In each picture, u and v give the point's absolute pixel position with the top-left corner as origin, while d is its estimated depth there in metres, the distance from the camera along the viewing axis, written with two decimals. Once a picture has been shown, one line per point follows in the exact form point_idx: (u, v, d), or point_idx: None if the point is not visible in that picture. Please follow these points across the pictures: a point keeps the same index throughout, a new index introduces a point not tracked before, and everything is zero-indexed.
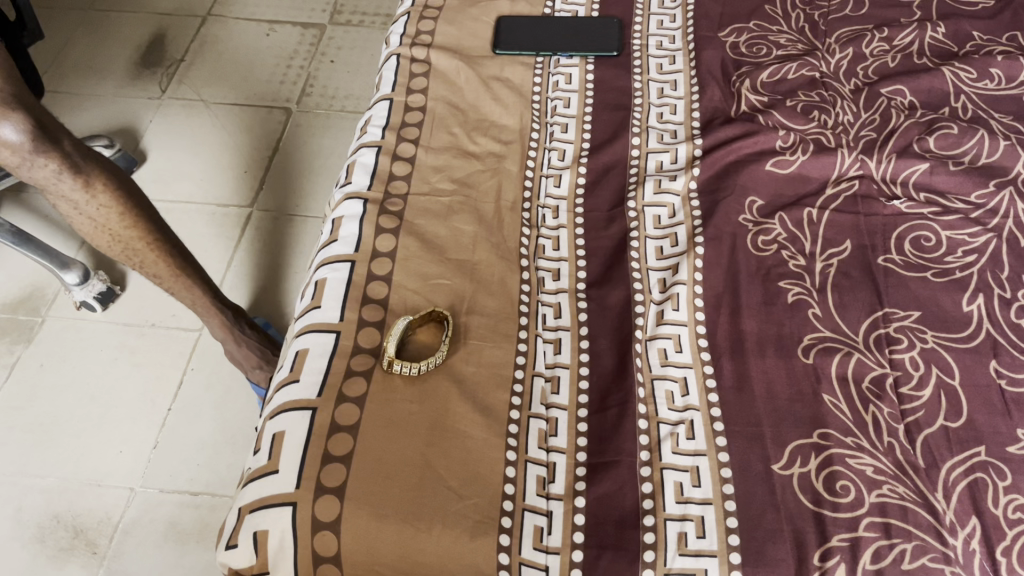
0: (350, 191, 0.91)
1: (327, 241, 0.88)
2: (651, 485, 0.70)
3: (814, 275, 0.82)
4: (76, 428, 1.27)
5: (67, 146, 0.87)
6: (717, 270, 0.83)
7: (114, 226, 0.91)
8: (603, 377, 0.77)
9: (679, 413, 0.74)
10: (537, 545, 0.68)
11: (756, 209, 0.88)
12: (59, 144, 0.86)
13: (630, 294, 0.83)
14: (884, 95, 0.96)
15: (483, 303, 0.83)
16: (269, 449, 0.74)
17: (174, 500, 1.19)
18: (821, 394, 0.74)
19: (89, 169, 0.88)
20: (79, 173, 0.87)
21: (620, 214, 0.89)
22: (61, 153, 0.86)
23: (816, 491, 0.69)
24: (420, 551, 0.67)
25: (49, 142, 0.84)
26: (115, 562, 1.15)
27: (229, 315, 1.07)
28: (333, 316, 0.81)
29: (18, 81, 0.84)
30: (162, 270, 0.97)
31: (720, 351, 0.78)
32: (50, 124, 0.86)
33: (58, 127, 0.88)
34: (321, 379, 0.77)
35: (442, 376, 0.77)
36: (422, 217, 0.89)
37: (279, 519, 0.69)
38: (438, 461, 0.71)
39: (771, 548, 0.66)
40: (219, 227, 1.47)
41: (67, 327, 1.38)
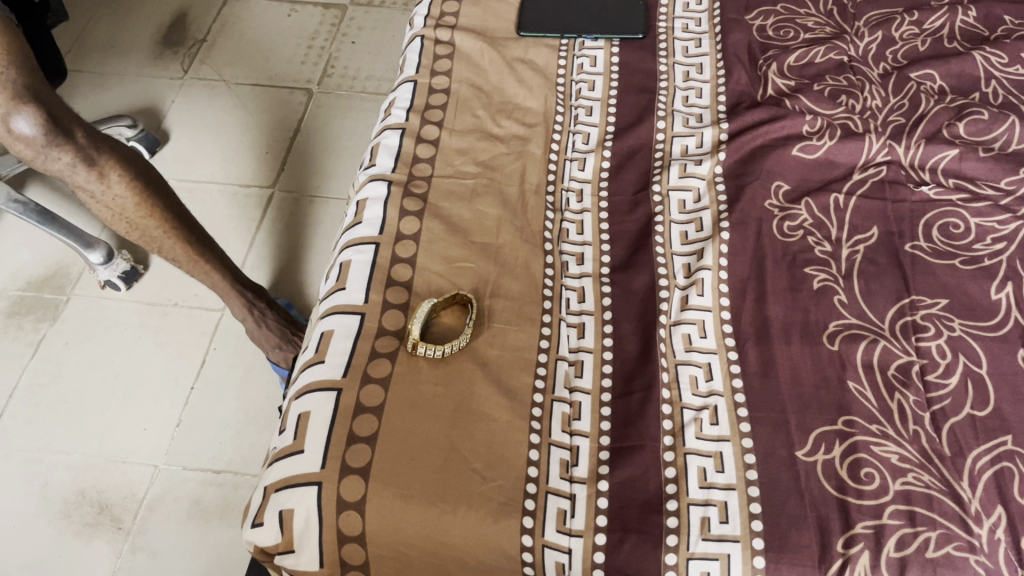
0: (374, 173, 0.91)
1: (352, 223, 0.88)
2: (675, 470, 0.70)
3: (840, 261, 0.82)
4: (100, 406, 1.29)
5: (82, 136, 0.86)
6: (743, 255, 0.82)
7: (131, 215, 0.91)
8: (627, 361, 0.77)
9: (702, 399, 0.74)
10: (560, 527, 0.69)
11: (782, 194, 0.87)
12: (72, 133, 0.85)
13: (654, 278, 0.82)
14: (914, 80, 0.95)
15: (507, 287, 0.83)
16: (295, 429, 0.75)
17: (198, 478, 1.21)
18: (846, 381, 0.74)
19: (104, 158, 0.88)
20: (93, 165, 0.87)
21: (645, 198, 0.89)
22: (75, 144, 0.86)
23: (841, 479, 0.69)
24: (445, 531, 0.68)
25: (63, 134, 0.84)
26: (140, 537, 1.16)
27: (251, 296, 1.08)
28: (357, 298, 0.81)
29: (32, 71, 0.84)
30: (181, 253, 0.97)
31: (745, 337, 0.77)
32: (64, 115, 0.86)
33: (72, 117, 0.88)
34: (346, 360, 0.77)
35: (466, 359, 0.77)
36: (447, 199, 0.89)
37: (304, 498, 0.70)
38: (462, 443, 0.72)
39: (795, 535, 0.67)
40: (242, 208, 1.47)
41: (92, 305, 1.40)
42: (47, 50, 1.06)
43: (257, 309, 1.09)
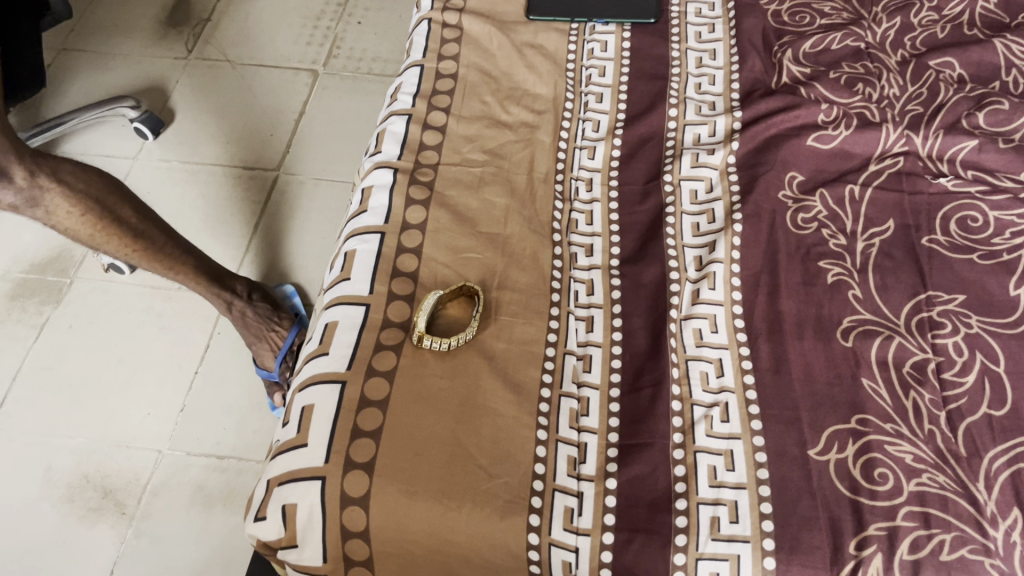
0: (380, 160, 0.90)
1: (357, 211, 0.87)
2: (684, 468, 0.69)
3: (855, 254, 0.80)
4: (104, 389, 1.28)
5: (21, 179, 0.83)
6: (755, 248, 0.80)
7: (92, 240, 0.95)
8: (636, 356, 0.76)
9: (713, 395, 0.73)
10: (567, 526, 0.67)
11: (796, 185, 0.85)
12: (10, 177, 0.82)
13: (665, 271, 0.80)
14: (933, 68, 0.92)
15: (514, 278, 0.81)
16: (298, 422, 0.74)
17: (202, 463, 1.20)
18: (860, 378, 0.73)
19: (50, 195, 0.87)
20: (39, 205, 0.87)
21: (656, 188, 0.87)
22: (14, 187, 0.83)
23: (854, 479, 0.68)
24: (450, 529, 0.67)
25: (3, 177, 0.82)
26: (144, 522, 1.16)
27: (230, 296, 1.13)
28: (362, 289, 0.80)
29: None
30: (156, 268, 1.03)
31: (757, 332, 0.76)
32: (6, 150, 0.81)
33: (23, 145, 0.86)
34: (350, 352, 0.76)
35: (473, 352, 0.76)
36: (454, 187, 0.87)
37: (307, 493, 0.69)
38: (467, 439, 0.71)
39: (807, 536, 0.65)
40: (246, 191, 1.46)
41: (95, 288, 1.39)
42: (25, 34, 0.96)
43: (238, 307, 1.14)
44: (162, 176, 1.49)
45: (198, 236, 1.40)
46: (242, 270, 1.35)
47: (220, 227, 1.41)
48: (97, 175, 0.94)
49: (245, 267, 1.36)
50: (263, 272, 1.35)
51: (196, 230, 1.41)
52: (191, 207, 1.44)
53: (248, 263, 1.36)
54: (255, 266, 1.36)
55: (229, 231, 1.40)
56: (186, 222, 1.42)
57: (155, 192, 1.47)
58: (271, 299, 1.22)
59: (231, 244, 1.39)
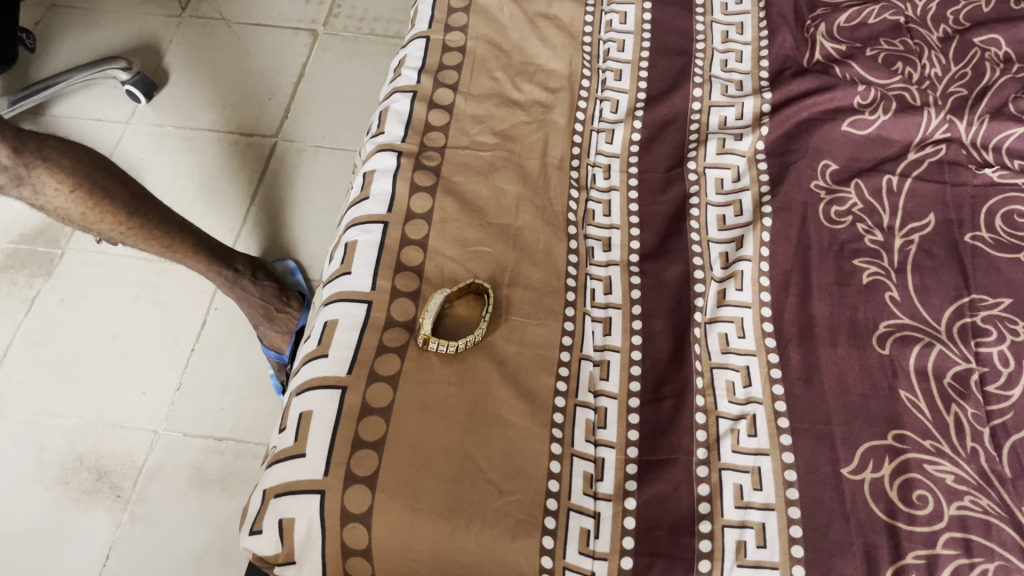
0: (382, 142, 0.83)
1: (358, 198, 0.81)
2: (708, 487, 0.64)
3: (892, 252, 0.74)
4: (97, 367, 1.24)
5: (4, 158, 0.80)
6: (786, 244, 0.75)
7: (84, 219, 0.91)
8: (657, 363, 0.71)
9: (740, 407, 0.68)
10: (583, 549, 0.63)
11: (830, 174, 0.79)
12: None
13: (689, 270, 0.75)
14: (978, 46, 0.86)
15: (526, 274, 0.76)
16: (296, 429, 0.69)
17: (199, 445, 1.16)
18: (898, 390, 0.68)
19: (37, 173, 0.84)
20: (25, 183, 0.84)
21: (679, 175, 0.81)
22: None
23: (891, 501, 0.63)
24: (458, 549, 0.63)
25: None
26: (140, 506, 1.12)
27: (231, 273, 1.08)
28: (364, 284, 0.74)
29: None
30: (151, 247, 0.99)
31: (787, 338, 0.71)
32: None
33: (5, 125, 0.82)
34: (351, 354, 0.71)
35: (482, 355, 0.71)
36: (462, 173, 0.81)
37: (306, 507, 0.65)
38: (476, 451, 0.66)
39: (839, 563, 0.61)
40: (243, 159, 1.39)
41: (87, 260, 1.34)
42: None
43: (241, 284, 1.09)
44: (157, 142, 1.43)
45: (194, 207, 1.34)
46: (240, 242, 1.30)
47: (217, 197, 1.35)
48: (85, 151, 0.90)
49: (244, 240, 1.31)
50: (262, 246, 1.30)
51: (192, 200, 1.35)
52: (187, 175, 1.38)
53: (246, 236, 1.31)
54: (254, 239, 1.31)
55: (227, 202, 1.35)
56: (181, 191, 1.36)
57: (149, 160, 1.41)
58: (275, 276, 1.17)
59: (228, 216, 1.33)
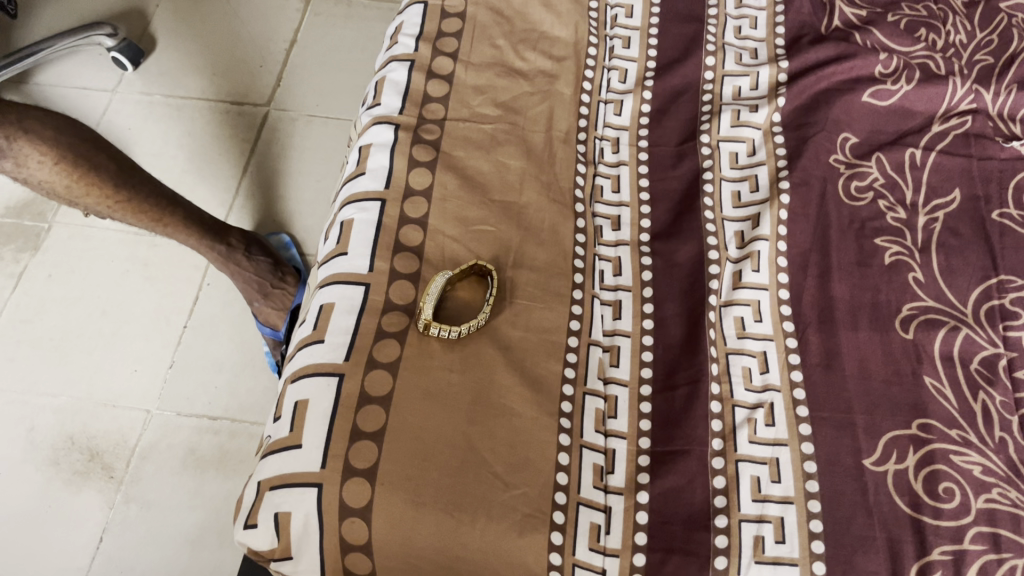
0: (379, 114, 0.79)
1: (354, 173, 0.77)
2: (725, 480, 0.61)
3: (916, 231, 0.71)
4: (88, 344, 1.18)
5: None
6: (805, 222, 0.71)
7: (69, 192, 0.88)
8: (670, 349, 0.68)
9: (757, 395, 0.65)
10: (594, 545, 0.60)
11: (849, 148, 0.75)
12: None
13: (702, 250, 0.72)
14: (1004, 11, 0.82)
15: (531, 255, 0.72)
16: (291, 419, 0.65)
17: (193, 424, 1.11)
18: (922, 376, 0.64)
19: (18, 146, 0.81)
20: (6, 157, 0.81)
21: (691, 149, 0.78)
22: None
23: (915, 494, 0.60)
24: (462, 545, 0.59)
25: None
26: (133, 488, 1.07)
27: (224, 249, 1.04)
28: (361, 265, 0.70)
29: None
30: (140, 221, 0.95)
31: (806, 321, 0.67)
32: None
33: None
34: (349, 340, 0.66)
35: (486, 341, 0.67)
36: (463, 147, 0.77)
37: (302, 501, 0.61)
38: (480, 441, 0.62)
39: (862, 560, 0.58)
40: (234, 129, 1.35)
41: (75, 234, 1.28)
42: None
43: (235, 258, 1.05)
44: (144, 111, 1.38)
45: (185, 177, 1.30)
46: (232, 215, 1.26)
47: (208, 168, 1.31)
48: (68, 122, 0.86)
49: (236, 213, 1.27)
50: (255, 218, 1.26)
51: (182, 171, 1.31)
52: (176, 145, 1.34)
53: (238, 208, 1.27)
54: (246, 211, 1.27)
55: (218, 173, 1.30)
56: (170, 162, 1.32)
57: (137, 130, 1.36)
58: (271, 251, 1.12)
59: (220, 187, 1.29)
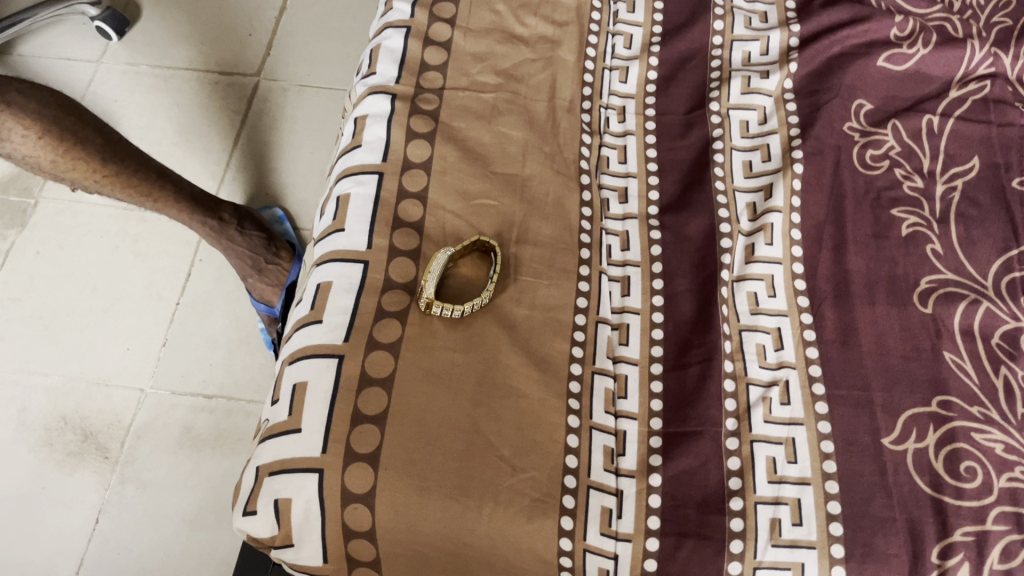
0: (375, 83, 0.76)
1: (350, 145, 0.74)
2: (739, 462, 0.60)
3: (934, 201, 0.69)
4: (79, 323, 1.16)
5: None
6: (819, 193, 0.69)
7: (54, 167, 0.84)
8: (681, 326, 0.65)
9: (772, 372, 0.63)
10: (605, 530, 0.58)
11: (864, 115, 0.73)
12: None
13: (714, 223, 0.69)
14: None
15: (536, 230, 0.69)
16: (290, 402, 0.62)
17: (188, 403, 1.08)
18: (942, 351, 0.62)
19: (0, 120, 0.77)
20: None
21: (701, 118, 0.75)
22: None
23: (936, 474, 0.59)
24: (469, 531, 0.58)
25: None
26: (129, 468, 1.05)
27: (216, 223, 1.01)
28: (359, 242, 0.67)
29: None
30: (128, 196, 0.92)
31: (821, 296, 0.65)
32: None
33: None
34: (348, 320, 0.64)
35: (490, 320, 0.65)
36: (463, 118, 0.74)
37: (303, 487, 0.59)
38: (487, 424, 0.60)
39: (882, 542, 0.57)
40: (223, 100, 1.31)
41: (63, 209, 1.25)
42: None
43: (227, 233, 1.02)
44: (131, 82, 1.34)
45: (174, 151, 1.27)
46: (223, 189, 1.23)
47: (197, 140, 1.28)
48: (51, 93, 0.83)
49: (227, 186, 1.23)
50: (247, 192, 1.23)
51: (171, 144, 1.27)
52: (164, 117, 1.30)
53: (229, 181, 1.24)
54: (238, 184, 1.23)
55: (208, 146, 1.27)
56: (158, 134, 1.28)
57: (124, 102, 1.32)
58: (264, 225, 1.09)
59: (210, 160, 1.26)
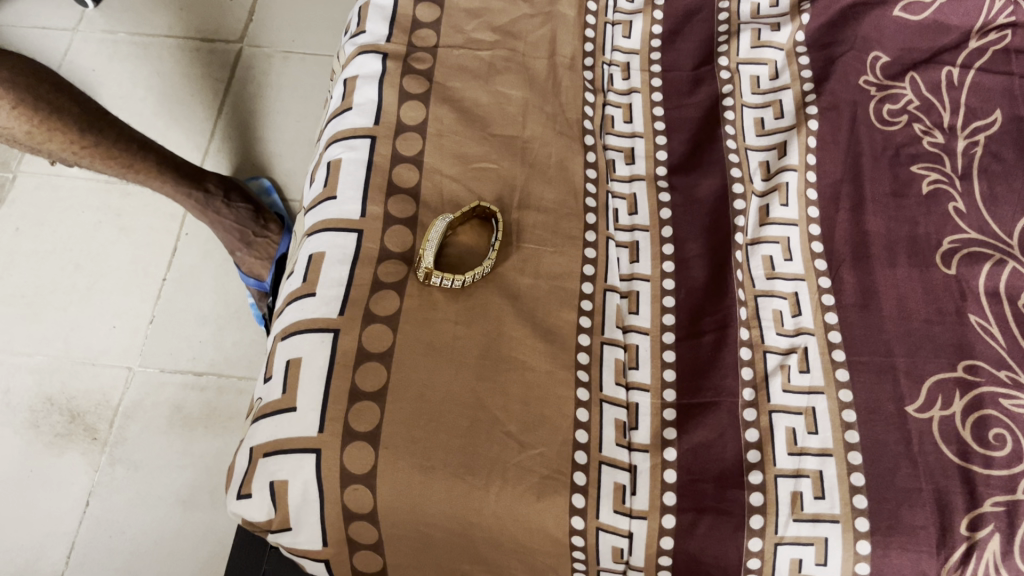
0: (365, 43, 0.72)
1: (340, 109, 0.70)
2: (757, 433, 0.57)
3: (955, 157, 0.66)
4: (62, 301, 1.12)
5: None
6: (834, 150, 0.66)
7: (30, 138, 0.80)
8: (693, 293, 0.63)
9: (790, 339, 0.60)
10: (619, 507, 0.56)
11: (880, 68, 0.70)
12: None
13: (726, 184, 0.66)
14: None
15: (538, 194, 0.66)
16: (283, 379, 0.59)
17: (178, 380, 1.05)
18: (967, 314, 0.60)
19: None
20: None
21: (709, 74, 0.72)
22: None
23: (963, 442, 0.56)
24: (476, 511, 0.55)
25: None
26: (118, 448, 1.01)
27: (202, 195, 0.97)
28: (352, 210, 0.63)
29: None
30: (109, 168, 0.89)
31: (839, 258, 0.62)
32: None
33: None
34: (343, 292, 0.60)
35: (493, 290, 0.61)
36: (458, 77, 0.71)
37: (300, 468, 0.56)
38: (492, 399, 0.57)
39: (907, 514, 0.54)
40: (206, 68, 1.26)
41: (43, 183, 1.20)
42: None
43: (214, 205, 0.98)
44: (109, 51, 1.29)
45: (156, 121, 1.22)
46: (208, 160, 1.19)
47: (180, 110, 1.23)
48: (23, 59, 0.78)
49: (212, 157, 1.19)
50: (233, 162, 1.18)
51: (153, 115, 1.23)
52: (144, 87, 1.25)
53: (215, 152, 1.19)
54: (224, 155, 1.19)
55: (191, 115, 1.22)
56: (139, 105, 1.24)
57: (102, 71, 1.27)
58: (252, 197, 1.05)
59: (194, 130, 1.21)
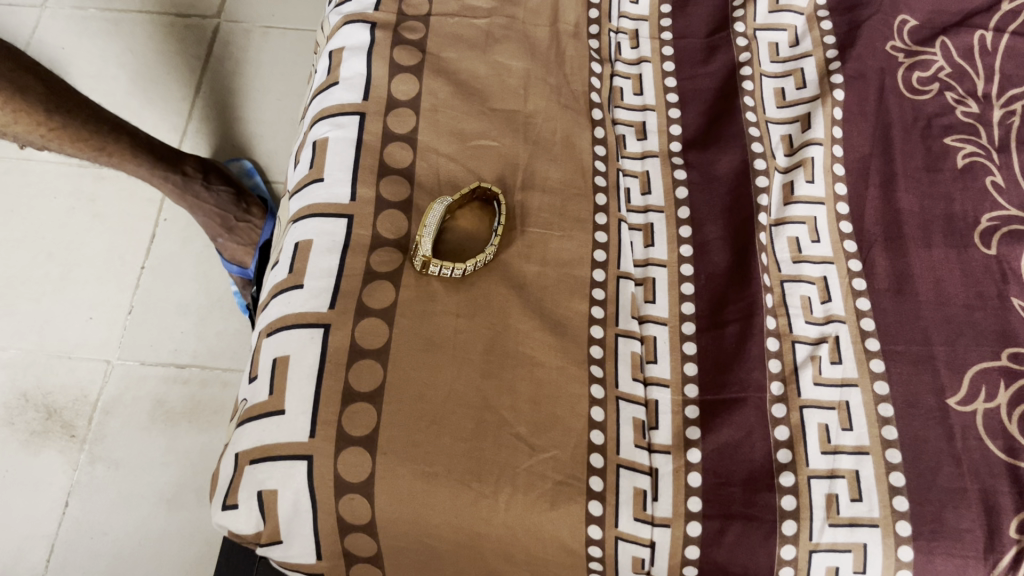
0: (351, 11, 0.66)
1: (325, 83, 0.64)
2: (788, 430, 0.52)
3: (991, 127, 0.61)
4: (35, 292, 1.06)
5: None
6: (862, 123, 0.62)
7: None
8: (714, 279, 0.58)
9: (819, 328, 0.55)
10: (639, 515, 0.51)
11: (907, 33, 0.66)
12: None
13: (745, 159, 0.62)
14: None
15: (544, 173, 0.61)
16: (270, 379, 0.53)
17: (159, 374, 1.00)
18: (1009, 298, 0.55)
19: None
20: None
21: (725, 41, 0.67)
22: None
23: (1010, 437, 0.52)
24: (484, 521, 0.50)
25: None
26: (97, 446, 0.96)
27: (180, 178, 0.92)
28: (341, 194, 0.58)
29: None
30: (80, 151, 0.83)
31: (870, 239, 0.58)
32: None
33: None
34: (333, 284, 0.55)
35: (496, 279, 0.56)
36: (453, 48, 0.65)
37: (290, 478, 0.51)
38: (499, 399, 0.52)
39: (952, 517, 0.49)
40: (182, 44, 1.20)
41: (11, 168, 1.14)
42: None
43: (193, 189, 0.93)
44: (79, 28, 1.22)
45: (130, 101, 1.16)
46: (186, 142, 1.12)
47: (155, 89, 1.16)
48: None
49: (191, 139, 1.13)
50: (213, 144, 1.12)
51: (127, 94, 1.16)
52: (117, 66, 1.19)
53: (193, 134, 1.13)
54: (202, 136, 1.13)
55: (167, 94, 1.16)
56: (112, 84, 1.17)
57: (72, 49, 1.20)
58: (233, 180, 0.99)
59: (170, 110, 1.15)
